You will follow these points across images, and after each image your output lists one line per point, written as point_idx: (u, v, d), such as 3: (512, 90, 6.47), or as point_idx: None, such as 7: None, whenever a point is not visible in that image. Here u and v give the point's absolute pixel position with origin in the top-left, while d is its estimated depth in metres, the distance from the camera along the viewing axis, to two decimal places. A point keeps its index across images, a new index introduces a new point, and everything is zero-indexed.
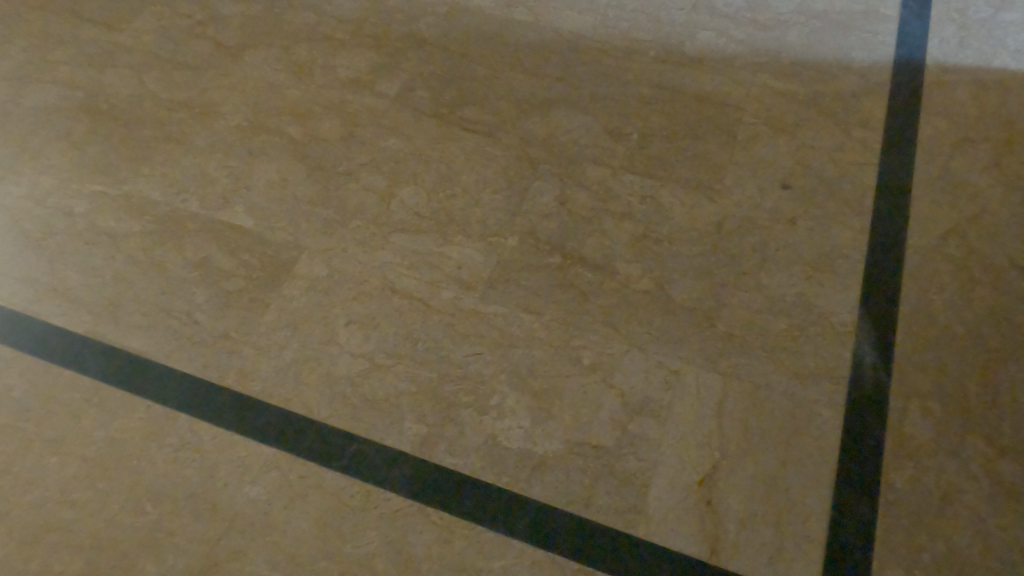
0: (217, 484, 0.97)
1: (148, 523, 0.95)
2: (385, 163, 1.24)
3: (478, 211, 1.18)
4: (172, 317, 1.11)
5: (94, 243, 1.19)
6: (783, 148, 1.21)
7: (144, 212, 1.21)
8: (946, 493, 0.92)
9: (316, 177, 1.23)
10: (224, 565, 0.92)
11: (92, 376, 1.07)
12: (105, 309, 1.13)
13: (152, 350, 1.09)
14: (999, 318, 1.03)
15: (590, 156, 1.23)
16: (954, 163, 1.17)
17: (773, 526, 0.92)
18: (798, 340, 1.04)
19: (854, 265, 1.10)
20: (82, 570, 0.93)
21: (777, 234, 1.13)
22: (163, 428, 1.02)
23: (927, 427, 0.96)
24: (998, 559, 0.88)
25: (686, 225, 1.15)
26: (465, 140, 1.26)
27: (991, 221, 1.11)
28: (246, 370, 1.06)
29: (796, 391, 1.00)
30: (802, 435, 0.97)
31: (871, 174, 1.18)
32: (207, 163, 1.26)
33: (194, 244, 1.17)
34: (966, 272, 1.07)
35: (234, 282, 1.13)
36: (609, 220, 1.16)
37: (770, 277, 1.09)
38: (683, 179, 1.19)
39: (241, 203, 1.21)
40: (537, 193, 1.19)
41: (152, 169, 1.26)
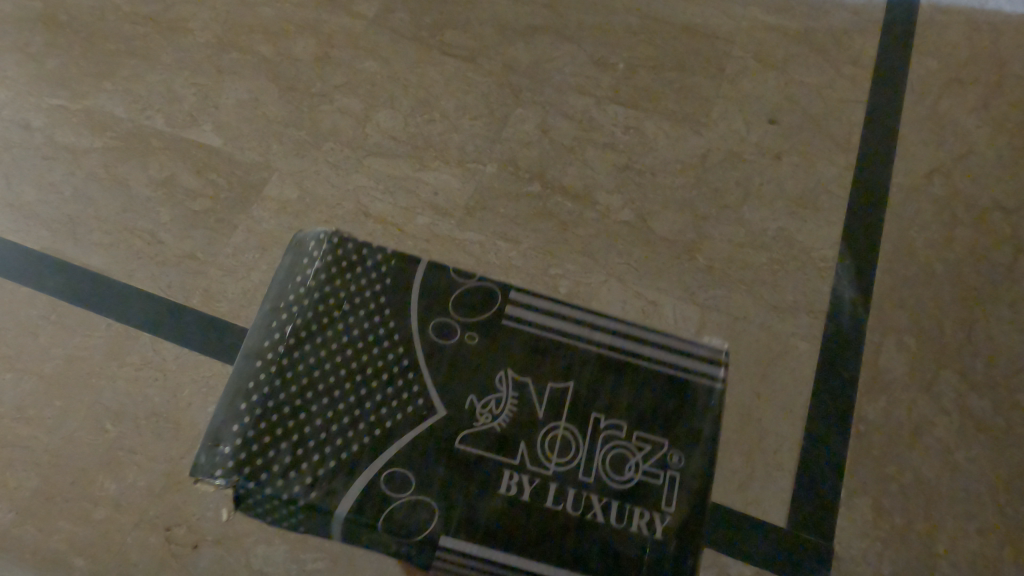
0: (180, 404, 0.95)
1: (107, 442, 0.93)
2: (362, 86, 1.19)
3: (457, 137, 1.14)
4: (135, 236, 1.07)
5: (52, 158, 1.13)
6: (772, 82, 1.18)
7: (105, 127, 1.15)
8: (917, 426, 0.92)
9: (290, 98, 1.18)
10: (187, 484, 0.91)
11: (50, 293, 1.02)
12: (64, 226, 1.08)
13: (113, 268, 1.04)
14: (979, 257, 1.03)
15: (575, 85, 1.19)
16: (942, 103, 1.15)
17: (744, 455, 0.92)
18: (778, 274, 1.02)
19: (838, 201, 1.08)
20: (39, 486, 0.91)
21: (763, 169, 1.10)
22: (125, 346, 0.98)
23: (902, 362, 0.96)
24: (964, 489, 0.89)
25: (671, 158, 1.12)
26: (446, 65, 1.21)
27: (977, 162, 1.10)
28: (212, 291, 1.02)
29: (773, 324, 0.99)
30: (777, 366, 0.96)
31: (859, 112, 1.15)
32: (173, 80, 1.20)
33: (158, 162, 1.12)
34: (949, 212, 1.06)
35: (201, 202, 1.09)
36: (591, 149, 1.13)
37: (752, 210, 1.07)
38: (669, 111, 1.16)
39: (210, 122, 1.16)
40: (519, 120, 1.15)
41: (114, 83, 1.19)
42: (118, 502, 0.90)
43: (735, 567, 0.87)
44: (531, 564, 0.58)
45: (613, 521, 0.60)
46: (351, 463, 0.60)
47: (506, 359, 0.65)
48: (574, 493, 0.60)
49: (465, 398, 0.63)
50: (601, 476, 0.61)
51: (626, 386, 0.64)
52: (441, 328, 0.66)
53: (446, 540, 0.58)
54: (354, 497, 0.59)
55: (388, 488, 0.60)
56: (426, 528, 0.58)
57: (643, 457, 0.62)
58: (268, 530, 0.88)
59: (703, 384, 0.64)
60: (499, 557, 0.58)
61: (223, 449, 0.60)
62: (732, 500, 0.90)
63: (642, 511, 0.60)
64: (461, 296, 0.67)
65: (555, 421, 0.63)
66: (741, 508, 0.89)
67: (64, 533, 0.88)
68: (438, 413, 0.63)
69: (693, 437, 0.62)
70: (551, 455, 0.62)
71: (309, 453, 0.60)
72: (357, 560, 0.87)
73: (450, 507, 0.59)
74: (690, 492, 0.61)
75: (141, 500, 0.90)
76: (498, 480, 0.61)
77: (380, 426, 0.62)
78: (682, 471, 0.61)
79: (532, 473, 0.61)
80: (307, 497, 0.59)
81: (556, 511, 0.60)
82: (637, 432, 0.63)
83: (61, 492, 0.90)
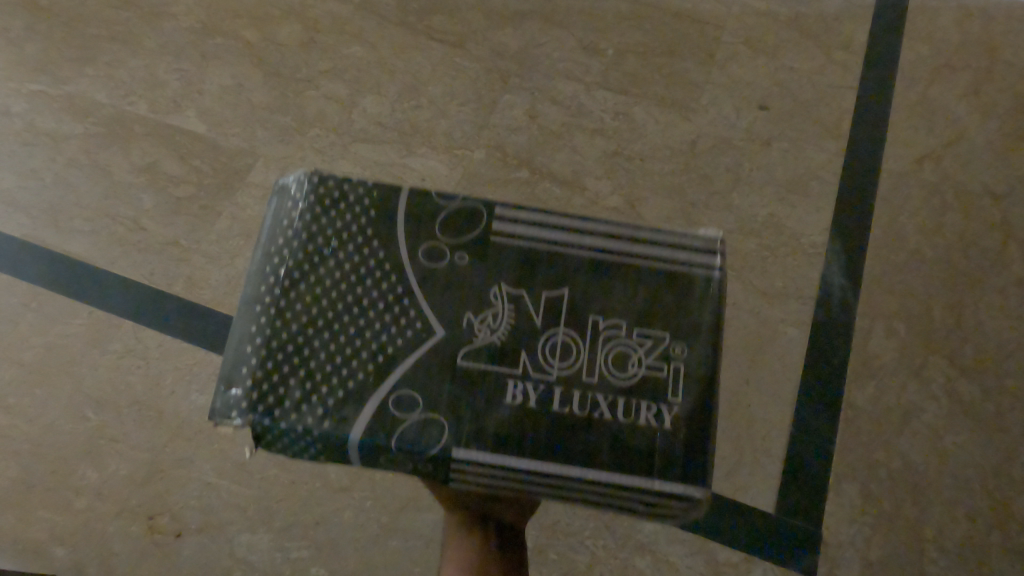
0: (163, 392, 0.93)
1: (88, 431, 0.91)
2: (348, 71, 1.17)
3: (444, 124, 1.13)
4: (117, 223, 1.05)
5: (32, 144, 1.11)
6: (762, 68, 1.16)
7: (86, 113, 1.13)
8: (905, 411, 0.92)
9: (275, 84, 1.16)
10: (169, 472, 0.89)
11: (29, 280, 1.01)
12: (45, 213, 1.06)
13: (94, 256, 1.03)
14: (968, 243, 1.02)
15: (563, 71, 1.17)
16: (933, 89, 1.14)
17: (732, 441, 0.91)
18: (767, 260, 1.01)
19: (828, 187, 1.07)
20: (19, 475, 0.90)
21: (753, 155, 1.09)
22: (106, 334, 0.97)
23: (891, 348, 0.96)
24: (951, 475, 0.90)
25: (660, 144, 1.11)
26: (433, 51, 1.19)
27: (967, 148, 1.09)
28: (195, 279, 1.01)
29: (762, 311, 0.98)
30: (766, 352, 0.96)
31: (850, 97, 1.14)
32: (157, 65, 1.17)
33: (141, 148, 1.10)
34: (940, 198, 1.05)
35: (184, 188, 1.07)
36: (580, 135, 1.12)
37: (741, 196, 1.06)
38: (659, 97, 1.14)
39: (193, 107, 1.14)
40: (507, 106, 1.14)
41: (96, 69, 1.17)
42: (99, 491, 0.89)
43: (723, 553, 0.86)
44: (549, 464, 0.46)
45: (618, 418, 0.47)
46: (356, 383, 0.47)
47: (495, 267, 0.50)
48: (579, 394, 0.48)
49: (461, 313, 0.49)
50: (603, 375, 0.48)
51: (617, 285, 0.51)
52: (430, 251, 0.50)
53: (461, 454, 0.46)
54: (369, 417, 0.46)
55: (396, 411, 0.46)
56: (433, 441, 0.46)
57: (646, 352, 0.49)
58: (252, 519, 0.87)
59: (696, 273, 0.51)
60: (515, 463, 0.46)
61: (235, 389, 0.46)
62: (721, 486, 0.89)
63: (648, 405, 0.48)
64: (447, 219, 0.51)
65: (554, 327, 0.49)
66: (729, 494, 0.89)
67: (45, 522, 0.87)
68: (435, 334, 0.48)
69: (694, 323, 0.50)
70: (552, 359, 0.48)
71: (316, 373, 0.47)
72: (341, 548, 0.86)
73: (457, 419, 0.47)
74: (698, 386, 0.48)
75: (122, 489, 0.89)
76: (501, 391, 0.48)
77: (387, 344, 0.48)
78: (686, 363, 0.49)
79: (538, 379, 0.48)
80: (322, 428, 0.45)
81: (563, 416, 0.47)
82: (635, 329, 0.50)
83: (41, 481, 0.89)
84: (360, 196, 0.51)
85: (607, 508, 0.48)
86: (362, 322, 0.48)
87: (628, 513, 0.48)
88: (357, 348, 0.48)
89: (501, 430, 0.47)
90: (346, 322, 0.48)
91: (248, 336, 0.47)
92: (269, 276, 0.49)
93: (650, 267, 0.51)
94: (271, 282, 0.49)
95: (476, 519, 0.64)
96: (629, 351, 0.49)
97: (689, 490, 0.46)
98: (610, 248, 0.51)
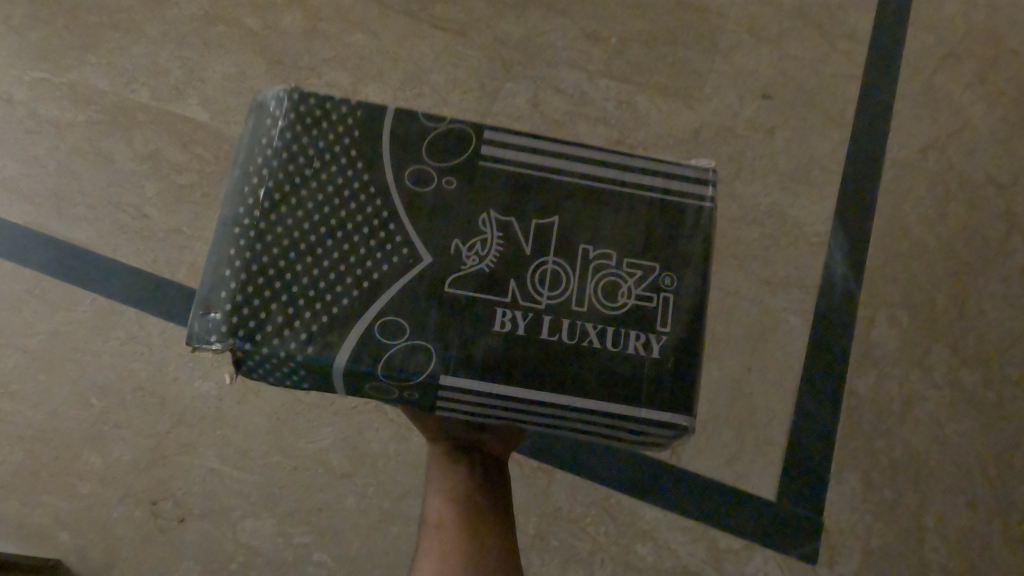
0: (166, 379, 0.93)
1: (92, 417, 0.92)
2: (349, 59, 1.16)
3: (447, 113, 1.13)
4: (120, 211, 1.05)
5: (36, 132, 1.11)
6: (766, 56, 1.15)
7: (89, 101, 1.13)
8: (908, 400, 0.92)
9: (277, 72, 1.16)
10: (173, 459, 0.90)
11: (32, 268, 1.01)
12: (48, 201, 1.06)
13: (98, 243, 1.03)
14: (972, 232, 1.02)
15: (567, 59, 1.16)
16: (939, 79, 1.12)
17: (735, 429, 0.91)
18: (771, 249, 1.01)
19: (832, 176, 1.06)
20: (24, 461, 0.90)
21: (756, 144, 1.08)
22: (109, 321, 0.97)
23: (893, 336, 0.96)
24: (952, 462, 0.90)
25: (662, 133, 1.10)
26: (435, 38, 1.17)
27: (971, 137, 1.09)
28: (199, 266, 1.01)
29: (765, 299, 0.98)
30: (768, 340, 0.96)
31: (855, 86, 1.12)
32: (158, 53, 1.16)
33: (144, 136, 1.10)
34: (944, 187, 1.05)
35: (187, 176, 1.07)
36: (583, 124, 1.12)
37: (745, 185, 1.05)
38: (663, 85, 1.13)
39: (195, 95, 1.13)
40: (510, 95, 1.14)
41: (97, 57, 1.16)
42: (104, 477, 0.89)
43: (724, 540, 0.87)
44: (538, 392, 0.47)
45: (607, 346, 0.48)
46: (339, 309, 0.47)
47: (484, 192, 0.50)
48: (569, 323, 0.48)
49: (450, 240, 0.48)
50: (593, 305, 0.48)
51: (610, 214, 0.50)
52: (417, 174, 0.49)
53: (449, 380, 0.46)
54: (353, 343, 0.46)
55: (381, 339, 0.46)
56: (421, 368, 0.46)
57: (636, 282, 0.49)
58: (255, 504, 0.88)
59: (689, 204, 0.50)
60: (503, 390, 0.46)
61: (215, 313, 0.46)
62: (723, 474, 0.89)
63: (637, 334, 0.48)
64: (434, 140, 0.50)
65: (544, 256, 0.49)
66: (731, 482, 0.89)
67: (51, 507, 0.88)
68: (423, 262, 0.48)
69: (686, 252, 0.49)
70: (541, 288, 0.48)
71: (299, 297, 0.46)
72: (344, 533, 0.87)
73: (446, 347, 0.47)
74: (688, 317, 0.48)
75: (126, 474, 0.90)
76: (490, 319, 0.47)
77: (372, 270, 0.47)
78: (677, 293, 0.49)
79: (527, 308, 0.48)
80: (305, 355, 0.45)
81: (552, 345, 0.47)
82: (625, 259, 0.49)
83: (45, 467, 0.90)
84: (343, 113, 0.49)
85: (596, 434, 0.49)
86: (346, 247, 0.47)
87: (616, 439, 0.49)
88: (342, 272, 0.47)
89: (491, 362, 0.47)
90: (329, 247, 0.47)
91: (227, 259, 0.47)
92: (249, 198, 0.48)
93: (642, 197, 0.50)
94: (251, 205, 0.47)
95: (461, 447, 0.65)
96: (618, 280, 0.49)
97: (674, 418, 0.47)
98: (600, 176, 0.50)
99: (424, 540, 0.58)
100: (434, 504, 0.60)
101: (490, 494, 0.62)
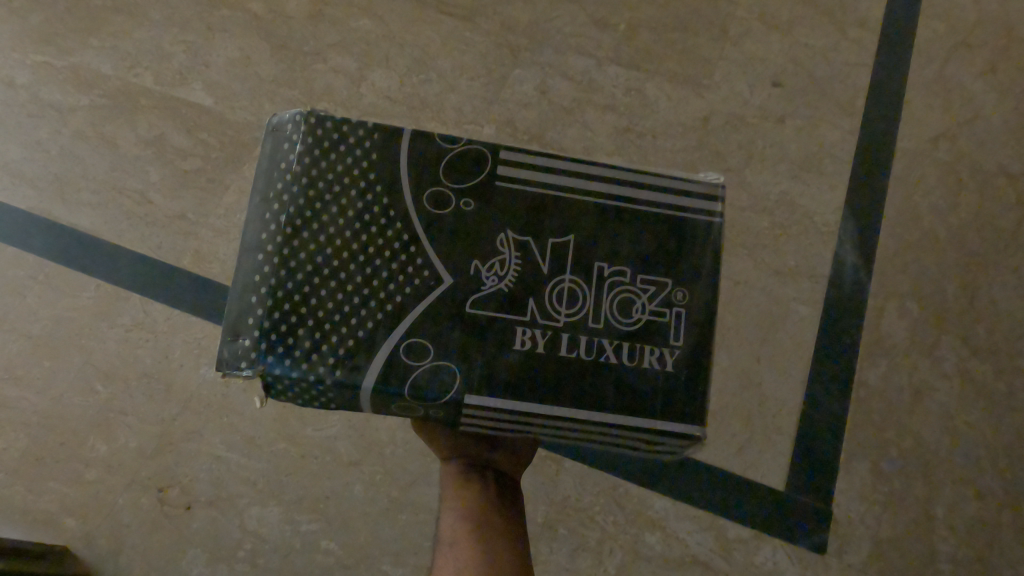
0: (172, 365, 0.93)
1: (97, 403, 0.92)
2: (355, 44, 1.15)
3: (454, 99, 1.11)
4: (124, 196, 1.04)
5: (38, 116, 1.09)
6: (776, 44, 1.13)
7: (92, 85, 1.11)
8: (917, 390, 0.92)
9: (281, 56, 1.14)
10: (179, 445, 0.90)
11: (36, 253, 1.00)
12: (51, 186, 1.05)
13: (101, 229, 1.02)
14: (983, 223, 1.02)
15: (575, 45, 1.14)
16: (951, 67, 1.11)
17: (744, 419, 0.91)
18: (780, 239, 1.00)
19: (843, 165, 1.05)
20: (29, 447, 0.90)
21: (766, 132, 1.07)
22: (114, 307, 0.97)
23: (904, 327, 0.95)
24: (960, 453, 0.90)
25: (671, 121, 1.09)
26: (442, 23, 1.16)
27: (983, 126, 1.07)
28: (203, 253, 1.00)
29: (775, 289, 0.97)
30: (777, 330, 0.95)
31: (866, 75, 1.11)
32: (161, 36, 1.15)
33: (147, 121, 1.09)
34: (954, 177, 1.04)
35: (191, 161, 1.06)
36: (591, 111, 1.10)
37: (754, 173, 1.05)
38: (673, 73, 1.12)
39: (199, 80, 1.12)
40: (517, 82, 1.12)
41: (100, 39, 1.14)
42: (110, 463, 0.89)
43: (732, 530, 0.87)
44: (557, 407, 0.46)
45: (624, 361, 0.47)
46: (364, 333, 0.46)
47: (501, 214, 0.48)
48: (587, 339, 0.47)
49: (470, 263, 0.47)
50: (610, 321, 0.48)
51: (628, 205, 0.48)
52: (435, 198, 0.48)
53: (473, 400, 0.46)
54: (380, 364, 0.45)
55: (407, 358, 0.46)
56: (446, 387, 0.45)
57: (650, 298, 0.48)
58: (262, 492, 0.87)
59: (696, 221, 0.49)
60: (523, 406, 0.46)
61: (245, 338, 0.45)
62: (731, 464, 0.89)
63: (651, 348, 0.48)
64: (450, 164, 0.49)
65: (561, 275, 0.48)
66: (740, 472, 0.89)
67: (56, 493, 0.88)
68: (443, 283, 0.47)
69: (696, 268, 0.49)
70: (558, 305, 0.48)
71: (325, 321, 0.45)
72: (352, 521, 0.86)
73: (467, 364, 0.46)
74: (699, 331, 0.48)
75: (133, 461, 0.89)
76: (511, 339, 0.47)
77: (396, 292, 0.46)
78: (689, 308, 0.48)
79: (546, 327, 0.47)
80: (335, 377, 0.45)
81: (570, 362, 0.47)
82: (640, 275, 0.48)
83: (51, 453, 0.89)
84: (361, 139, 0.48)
85: (613, 444, 0.49)
86: (369, 272, 0.46)
87: (632, 448, 0.49)
88: (365, 295, 0.46)
89: (511, 376, 0.46)
90: (351, 271, 0.46)
91: (253, 285, 0.46)
92: (271, 225, 0.47)
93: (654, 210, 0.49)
94: (273, 231, 0.46)
95: (472, 466, 0.63)
96: (633, 296, 0.48)
97: (687, 428, 0.46)
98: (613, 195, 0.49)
99: (437, 563, 0.56)
100: (447, 522, 0.59)
101: (507, 527, 0.59)
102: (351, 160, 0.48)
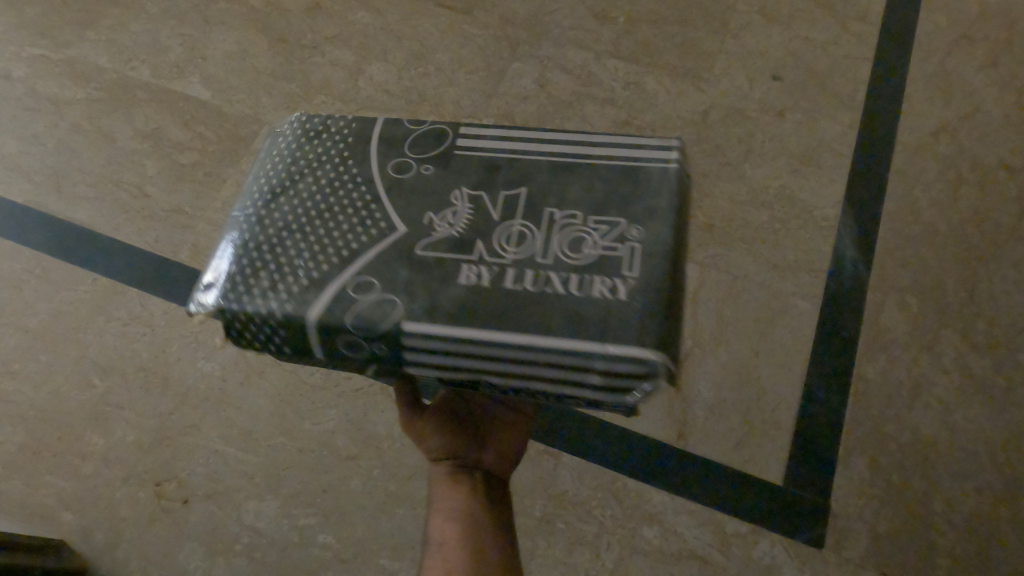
0: (169, 359, 0.93)
1: (94, 397, 0.91)
2: (354, 37, 1.15)
3: (452, 92, 1.10)
4: (121, 190, 1.04)
5: (35, 109, 1.09)
6: (775, 38, 1.13)
7: (89, 78, 1.11)
8: (916, 385, 0.91)
9: (279, 49, 1.14)
10: (176, 439, 0.89)
11: (33, 247, 1.00)
12: (48, 179, 1.05)
13: (98, 223, 1.02)
14: (983, 217, 1.01)
15: (574, 39, 1.14)
16: (951, 61, 1.11)
17: (743, 414, 0.90)
18: (779, 233, 1.00)
19: (842, 159, 1.05)
20: (26, 441, 0.90)
21: (765, 126, 1.07)
22: (111, 301, 0.96)
23: (903, 322, 0.95)
24: (960, 448, 0.89)
25: (671, 114, 1.08)
26: (441, 18, 1.16)
27: (984, 120, 1.06)
28: (200, 246, 1.00)
29: (774, 283, 0.97)
30: (775, 324, 0.95)
31: (866, 68, 1.11)
32: (160, 30, 1.15)
33: (144, 114, 1.09)
34: (955, 171, 1.03)
35: (189, 155, 1.06)
36: (590, 105, 1.09)
37: (753, 167, 1.04)
38: (672, 66, 1.11)
39: (197, 73, 1.12)
40: (516, 75, 1.12)
41: (98, 34, 1.14)
42: (106, 457, 0.89)
43: (731, 524, 0.86)
44: (500, 335, 0.39)
45: (571, 293, 0.40)
46: (319, 272, 0.42)
47: (459, 173, 0.45)
48: (532, 272, 0.41)
49: (423, 213, 0.44)
50: (557, 257, 0.42)
51: None
52: (398, 164, 0.46)
53: (411, 327, 0.40)
54: (329, 301, 0.41)
55: (354, 295, 0.41)
56: (388, 316, 0.40)
57: (602, 234, 0.42)
58: (259, 486, 0.87)
59: (651, 169, 0.44)
60: (458, 331, 0.40)
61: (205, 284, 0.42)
62: (729, 457, 0.89)
63: (603, 280, 0.40)
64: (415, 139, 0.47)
65: (510, 219, 0.43)
66: (738, 466, 0.88)
67: (52, 487, 0.88)
68: (396, 232, 0.43)
69: (654, 208, 0.43)
70: (505, 246, 0.42)
71: (283, 264, 0.42)
72: (348, 516, 0.86)
73: None
74: (657, 264, 0.41)
75: (129, 455, 0.89)
76: (453, 275, 0.41)
77: (355, 240, 0.43)
78: (644, 243, 0.41)
79: (491, 264, 0.42)
80: (283, 313, 0.40)
81: (512, 294, 0.41)
82: (593, 216, 0.43)
83: (47, 447, 0.89)
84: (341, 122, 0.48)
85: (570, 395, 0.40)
86: (331, 223, 0.44)
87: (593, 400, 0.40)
88: (325, 243, 0.43)
89: None
90: (316, 222, 0.44)
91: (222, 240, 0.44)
92: (248, 191, 0.46)
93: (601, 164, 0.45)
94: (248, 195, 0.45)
95: (463, 467, 0.62)
96: (586, 234, 0.42)
97: (644, 353, 0.38)
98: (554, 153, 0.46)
99: (428, 563, 0.57)
100: (438, 524, 0.59)
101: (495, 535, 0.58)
102: (326, 136, 0.48)
